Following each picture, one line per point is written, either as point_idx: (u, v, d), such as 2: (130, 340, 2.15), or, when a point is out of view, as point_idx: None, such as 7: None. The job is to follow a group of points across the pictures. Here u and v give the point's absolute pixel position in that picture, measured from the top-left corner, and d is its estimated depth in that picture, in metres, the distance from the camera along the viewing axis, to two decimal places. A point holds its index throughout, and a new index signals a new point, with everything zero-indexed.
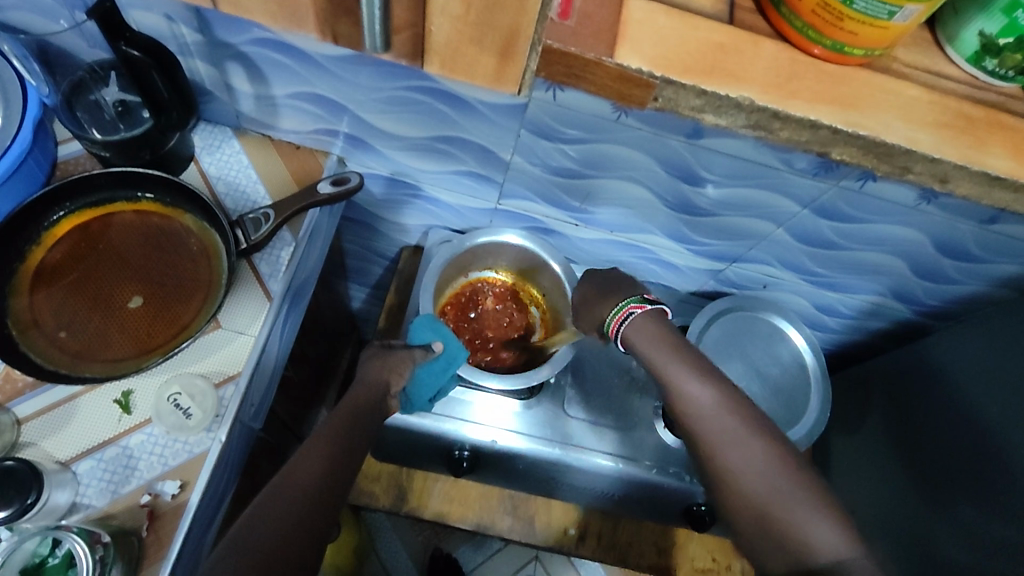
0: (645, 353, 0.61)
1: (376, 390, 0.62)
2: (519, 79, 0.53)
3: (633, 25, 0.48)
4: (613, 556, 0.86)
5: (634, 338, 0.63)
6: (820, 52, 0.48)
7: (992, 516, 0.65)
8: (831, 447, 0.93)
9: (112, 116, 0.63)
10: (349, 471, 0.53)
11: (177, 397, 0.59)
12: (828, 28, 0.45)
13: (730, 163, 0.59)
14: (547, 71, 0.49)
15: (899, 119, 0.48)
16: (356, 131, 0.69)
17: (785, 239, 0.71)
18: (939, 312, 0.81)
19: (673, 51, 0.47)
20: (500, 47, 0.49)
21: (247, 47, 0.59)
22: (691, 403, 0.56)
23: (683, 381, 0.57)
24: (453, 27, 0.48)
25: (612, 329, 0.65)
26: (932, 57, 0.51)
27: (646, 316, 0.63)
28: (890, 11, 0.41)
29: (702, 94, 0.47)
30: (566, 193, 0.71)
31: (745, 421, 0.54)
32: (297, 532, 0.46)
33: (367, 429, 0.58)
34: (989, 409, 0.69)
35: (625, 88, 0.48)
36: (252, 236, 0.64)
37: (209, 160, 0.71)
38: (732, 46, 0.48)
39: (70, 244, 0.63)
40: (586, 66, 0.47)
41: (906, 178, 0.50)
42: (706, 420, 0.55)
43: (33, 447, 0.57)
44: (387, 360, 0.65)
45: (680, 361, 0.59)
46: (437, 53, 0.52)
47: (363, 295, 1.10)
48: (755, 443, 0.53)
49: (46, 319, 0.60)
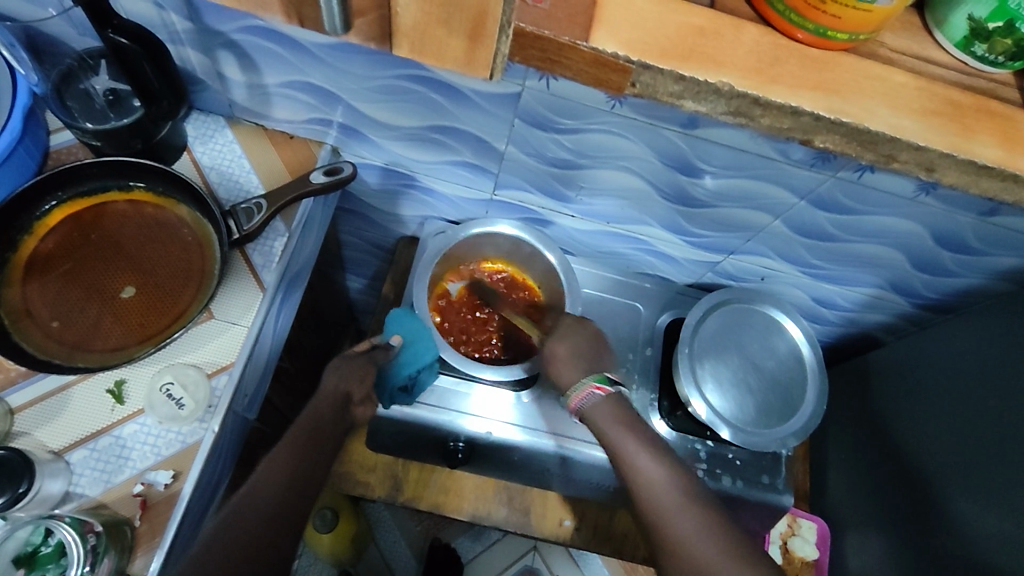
0: (602, 430, 0.61)
1: (335, 401, 0.60)
2: (492, 62, 0.49)
3: (610, 7, 0.47)
4: (608, 547, 0.86)
5: (592, 414, 0.62)
6: (803, 36, 0.47)
7: (990, 511, 0.65)
8: (829, 439, 0.93)
9: (102, 105, 0.62)
10: (314, 483, 0.54)
11: (170, 387, 0.60)
12: (811, 11, 0.45)
13: (728, 154, 0.59)
14: (522, 56, 0.47)
15: (885, 105, 0.47)
16: (350, 121, 0.69)
17: (781, 230, 0.70)
18: (937, 305, 0.80)
19: (652, 35, 0.47)
20: (468, 30, 0.47)
21: (236, 35, 0.59)
22: (642, 480, 0.56)
23: (634, 456, 0.57)
24: (422, 9, 0.46)
25: (573, 404, 0.65)
26: (921, 43, 0.51)
27: (606, 398, 0.63)
28: None
29: (680, 80, 0.46)
30: (561, 183, 0.71)
31: (686, 496, 0.54)
32: (254, 555, 0.48)
33: (333, 436, 0.58)
34: (987, 401, 0.69)
35: (603, 74, 0.47)
36: (244, 227, 0.64)
37: (202, 150, 0.70)
38: (712, 30, 0.48)
39: (63, 234, 0.63)
40: (561, 51, 0.46)
41: (891, 167, 0.50)
42: (656, 499, 0.54)
43: (26, 437, 0.57)
44: (343, 367, 0.63)
45: (633, 436, 0.59)
46: (406, 36, 0.49)
47: (361, 286, 1.10)
48: (702, 521, 0.52)
49: (39, 309, 0.60)
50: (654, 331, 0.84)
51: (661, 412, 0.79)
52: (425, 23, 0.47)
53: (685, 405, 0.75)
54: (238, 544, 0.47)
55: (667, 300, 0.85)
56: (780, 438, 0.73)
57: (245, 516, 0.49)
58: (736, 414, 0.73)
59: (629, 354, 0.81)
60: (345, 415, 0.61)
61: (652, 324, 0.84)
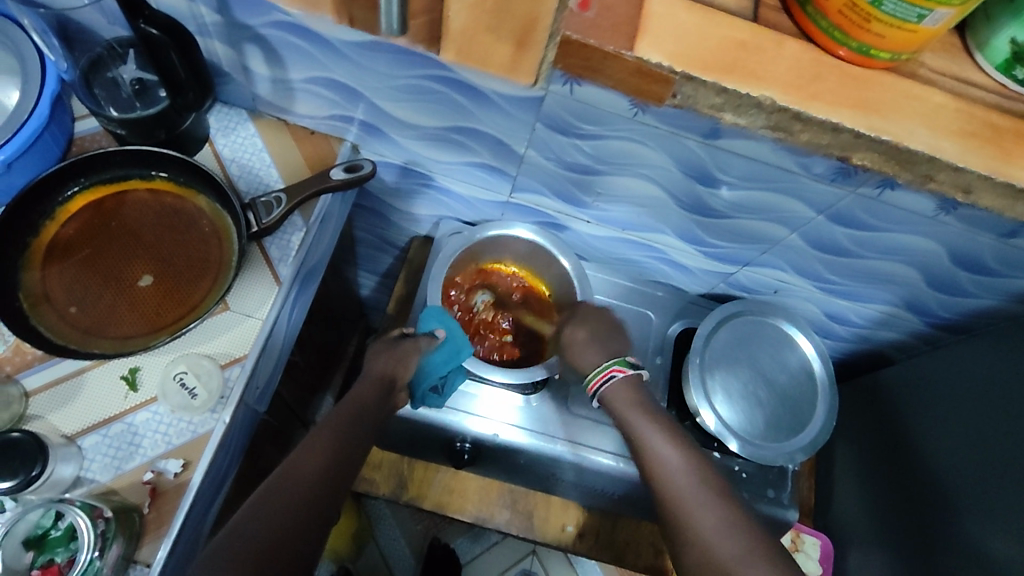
0: (621, 417, 0.64)
1: (381, 384, 0.64)
2: (536, 68, 0.52)
3: (655, 19, 0.47)
4: (610, 555, 0.85)
5: (611, 398, 0.66)
6: (846, 54, 0.47)
7: (995, 532, 0.65)
8: (836, 456, 0.93)
9: (128, 93, 0.63)
10: (355, 459, 0.57)
11: (184, 375, 0.60)
12: (855, 29, 0.45)
13: (747, 165, 0.59)
14: (564, 63, 0.48)
15: (922, 125, 0.48)
16: (371, 119, 0.69)
17: (799, 244, 0.70)
18: (951, 325, 0.80)
19: (694, 47, 0.47)
20: (517, 36, 0.49)
21: (265, 29, 0.59)
22: (661, 465, 0.59)
23: (656, 446, 0.60)
24: (471, 16, 0.48)
25: (591, 388, 0.67)
26: (961, 64, 0.50)
27: (624, 380, 0.66)
28: (919, 14, 0.41)
29: (721, 92, 0.47)
30: (578, 188, 0.71)
31: (703, 481, 0.56)
32: (310, 509, 0.49)
33: (376, 415, 0.62)
34: (997, 423, 0.68)
35: (645, 84, 0.48)
36: (263, 220, 0.64)
37: (224, 142, 0.71)
38: (754, 44, 0.48)
39: (83, 220, 0.63)
40: (605, 60, 0.47)
41: (927, 187, 0.50)
42: (675, 484, 0.56)
43: (40, 420, 0.58)
44: (385, 353, 0.67)
45: (654, 426, 0.62)
46: (456, 40, 0.52)
47: (372, 283, 1.10)
48: (717, 506, 0.54)
49: (57, 294, 0.60)
50: (665, 340, 0.83)
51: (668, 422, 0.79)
52: (474, 29, 0.50)
53: (693, 416, 0.75)
54: (293, 498, 0.49)
55: (678, 309, 0.85)
56: (788, 452, 0.73)
57: (291, 480, 0.51)
58: (745, 426, 0.73)
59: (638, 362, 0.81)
60: (384, 402, 0.64)
61: (663, 332, 0.84)
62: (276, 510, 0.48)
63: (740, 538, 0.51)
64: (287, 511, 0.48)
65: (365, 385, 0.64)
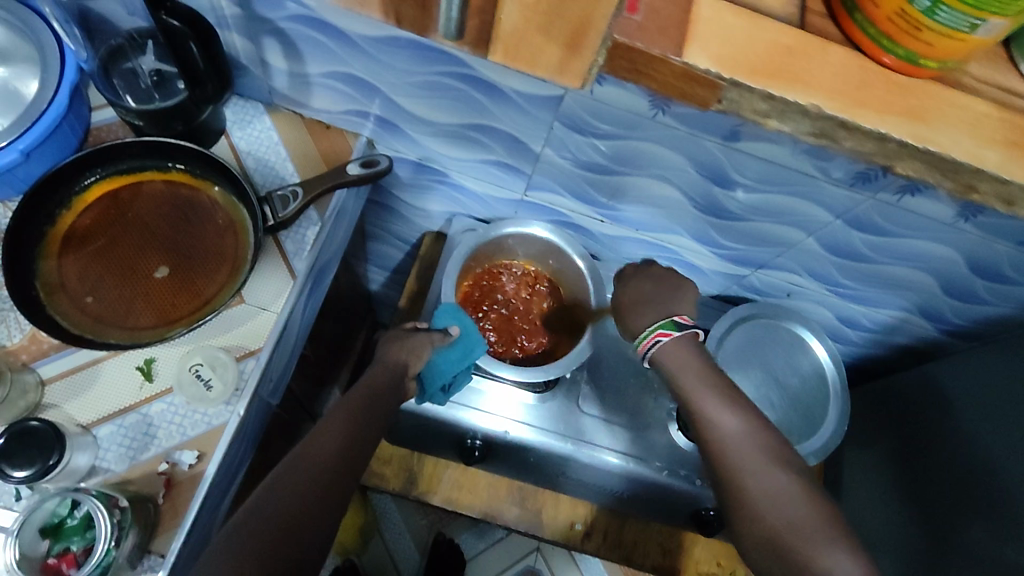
0: (676, 376, 0.59)
1: (393, 371, 0.64)
2: (585, 71, 0.51)
3: (702, 23, 0.47)
4: (618, 555, 0.86)
5: (664, 360, 0.60)
6: (890, 61, 0.48)
7: (1007, 540, 0.65)
8: (845, 459, 0.93)
9: (147, 84, 0.64)
10: (367, 442, 0.57)
11: (199, 367, 0.60)
12: (904, 37, 0.45)
13: (763, 167, 0.58)
14: (611, 66, 0.48)
15: (966, 134, 0.48)
16: (387, 114, 0.69)
17: (814, 248, 0.70)
18: (963, 332, 0.79)
19: (741, 50, 0.47)
20: (568, 38, 0.48)
21: (285, 23, 0.59)
22: (720, 431, 0.55)
23: (712, 410, 0.56)
24: (523, 15, 0.47)
25: (641, 350, 0.62)
26: (1003, 73, 0.50)
27: (676, 343, 0.60)
28: (973, 24, 0.41)
29: (768, 99, 0.47)
30: (594, 187, 0.71)
31: (769, 447, 0.54)
32: (321, 496, 0.50)
33: (390, 400, 0.62)
34: (1011, 432, 0.68)
35: (689, 88, 0.48)
36: (280, 213, 0.64)
37: (240, 135, 0.71)
38: (800, 49, 0.48)
39: (100, 210, 0.63)
40: (651, 62, 0.47)
41: (970, 196, 0.50)
42: (734, 450, 0.54)
43: (55, 409, 0.58)
44: (402, 343, 0.67)
45: (710, 388, 0.57)
46: (503, 41, 0.50)
47: (382, 277, 1.10)
48: (778, 471, 0.52)
49: (73, 282, 0.60)
50: None
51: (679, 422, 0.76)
52: (524, 29, 0.48)
53: None
54: (307, 486, 0.50)
55: None
56: (799, 456, 0.73)
57: (304, 464, 0.51)
58: None
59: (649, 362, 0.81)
60: (396, 390, 0.63)
61: None
62: (288, 497, 0.48)
63: (805, 506, 0.50)
64: (298, 499, 0.49)
65: (376, 370, 0.64)
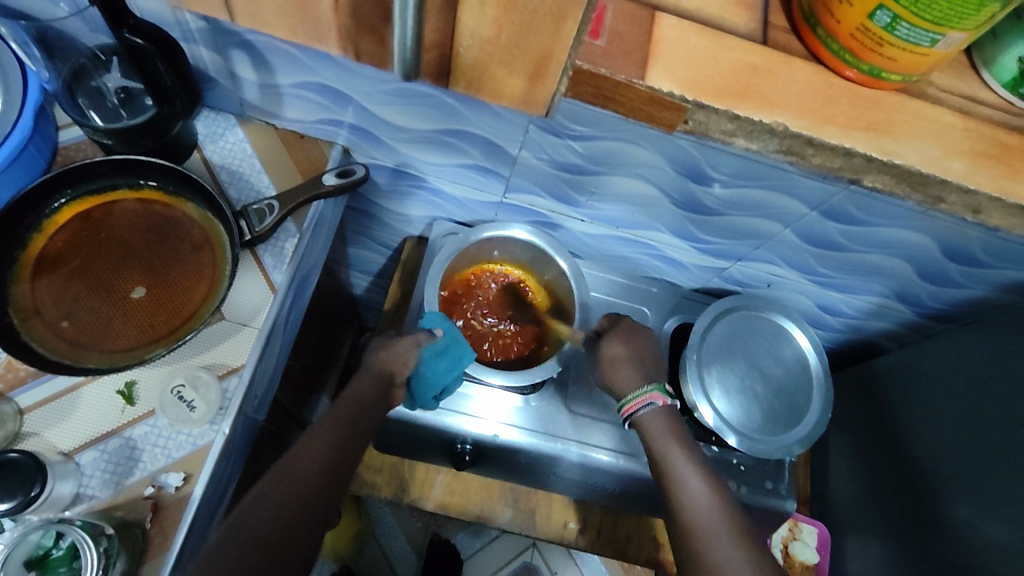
0: (656, 442, 0.63)
1: (379, 382, 0.64)
2: (547, 100, 0.53)
3: (665, 44, 0.49)
4: (612, 550, 0.86)
5: (646, 424, 0.64)
6: (853, 75, 0.50)
7: (988, 516, 0.66)
8: (831, 444, 0.95)
9: (114, 103, 0.63)
10: (354, 453, 0.57)
11: (181, 389, 0.59)
12: (867, 53, 0.47)
13: (738, 164, 0.59)
14: (577, 91, 0.51)
15: (933, 145, 0.50)
16: (361, 122, 0.68)
17: (791, 239, 0.70)
18: (942, 315, 0.80)
19: (704, 72, 0.49)
20: (532, 71, 0.49)
21: (251, 36, 0.58)
22: (690, 499, 0.57)
23: (685, 478, 0.59)
24: (483, 50, 0.48)
25: (628, 408, 0.66)
26: (969, 81, 0.53)
27: (661, 410, 0.65)
28: (932, 39, 0.42)
29: (734, 119, 0.49)
30: (572, 188, 0.70)
31: (734, 524, 0.55)
32: (306, 506, 0.50)
33: (376, 415, 0.61)
34: (989, 410, 0.69)
35: (657, 110, 0.50)
36: (256, 228, 0.64)
37: (213, 148, 0.69)
38: (766, 68, 0.50)
39: (72, 231, 0.62)
40: (616, 88, 0.49)
41: (938, 207, 0.53)
42: (703, 523, 0.55)
43: (36, 437, 0.57)
44: (390, 350, 0.67)
45: (688, 459, 0.60)
46: (465, 73, 0.52)
47: (365, 282, 1.10)
48: (738, 548, 0.53)
49: (47, 306, 0.59)
50: (661, 336, 0.83)
51: None
52: (485, 62, 0.49)
53: (691, 411, 0.76)
54: (295, 498, 0.50)
55: (673, 305, 0.85)
56: (785, 445, 0.74)
57: (290, 475, 0.51)
58: (742, 421, 0.74)
59: None
60: (384, 397, 0.64)
61: (659, 327, 0.84)
62: (271, 507, 0.48)
63: None
64: (285, 510, 0.49)
65: (364, 381, 0.64)
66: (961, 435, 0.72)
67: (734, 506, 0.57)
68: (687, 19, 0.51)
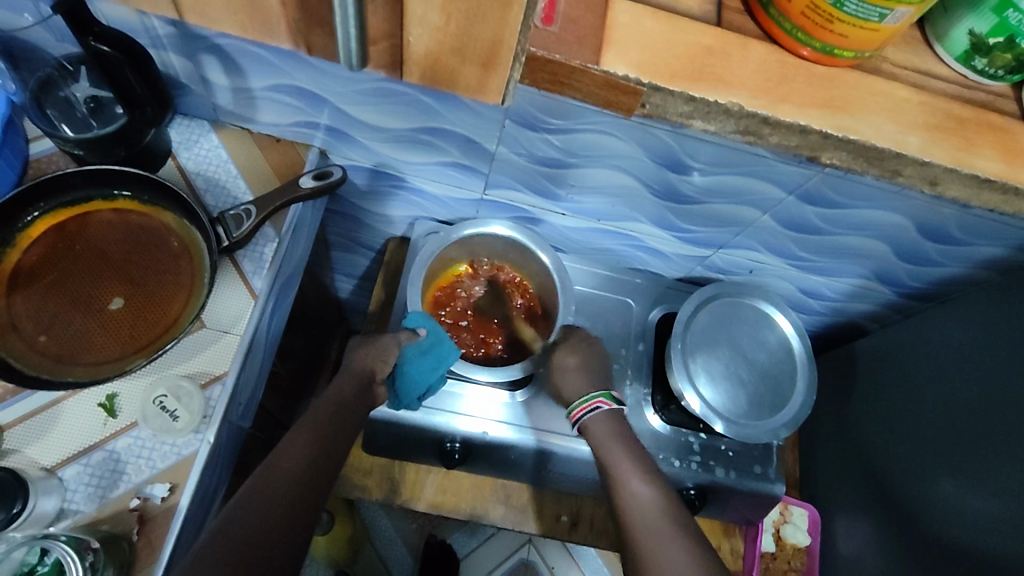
0: (602, 447, 0.64)
1: (360, 380, 0.65)
2: (502, 88, 0.53)
3: (620, 29, 0.50)
4: (605, 540, 0.87)
5: (592, 430, 0.66)
6: (809, 53, 0.50)
7: (972, 490, 0.67)
8: (818, 426, 0.95)
9: (83, 112, 0.62)
10: (338, 451, 0.57)
11: (163, 399, 0.58)
12: (819, 31, 0.47)
13: (714, 151, 0.59)
14: (532, 78, 0.50)
15: (890, 121, 0.51)
16: (336, 123, 0.68)
17: (770, 224, 0.71)
18: (921, 294, 0.81)
19: (661, 56, 0.49)
20: (483, 59, 0.49)
21: (219, 40, 0.57)
22: (631, 496, 0.59)
23: (627, 479, 0.60)
24: (434, 39, 0.48)
25: (574, 415, 0.68)
26: (922, 56, 0.54)
27: (607, 415, 0.67)
28: (881, 14, 0.43)
29: (690, 101, 0.49)
30: (551, 182, 0.70)
31: (673, 518, 0.56)
32: (291, 506, 0.50)
33: (355, 412, 0.62)
34: (968, 385, 0.70)
35: (613, 96, 0.50)
36: (234, 233, 0.63)
37: (187, 156, 0.69)
38: (720, 49, 0.50)
39: (46, 245, 0.61)
40: (573, 74, 0.49)
41: (896, 180, 0.53)
42: (642, 518, 0.56)
43: (17, 454, 0.56)
44: (368, 349, 0.67)
45: (634, 462, 0.62)
46: (417, 63, 0.52)
47: (350, 286, 1.09)
48: (681, 541, 0.54)
49: (24, 322, 0.58)
50: (646, 326, 0.84)
51: (654, 406, 0.79)
52: (435, 51, 0.50)
53: (678, 399, 0.76)
54: (282, 499, 0.50)
55: (657, 294, 0.85)
56: (771, 430, 0.74)
57: (275, 477, 0.51)
58: (728, 407, 0.74)
59: (620, 350, 0.82)
60: (365, 395, 0.64)
61: (644, 318, 0.84)
62: (257, 510, 0.48)
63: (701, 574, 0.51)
64: (272, 513, 0.48)
65: (343, 382, 0.64)
66: (942, 411, 0.73)
67: (674, 501, 0.58)
68: (642, 5, 0.51)
